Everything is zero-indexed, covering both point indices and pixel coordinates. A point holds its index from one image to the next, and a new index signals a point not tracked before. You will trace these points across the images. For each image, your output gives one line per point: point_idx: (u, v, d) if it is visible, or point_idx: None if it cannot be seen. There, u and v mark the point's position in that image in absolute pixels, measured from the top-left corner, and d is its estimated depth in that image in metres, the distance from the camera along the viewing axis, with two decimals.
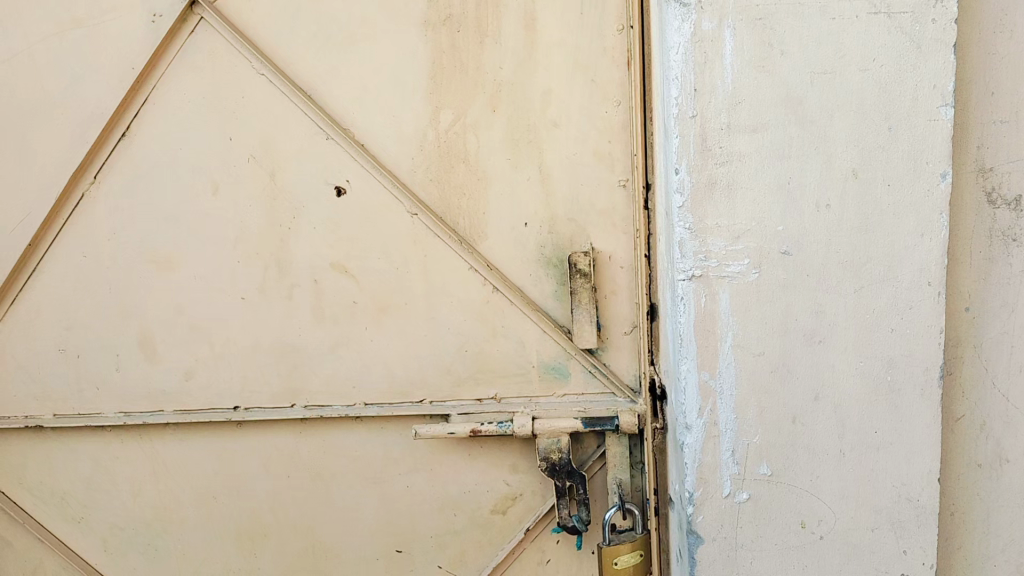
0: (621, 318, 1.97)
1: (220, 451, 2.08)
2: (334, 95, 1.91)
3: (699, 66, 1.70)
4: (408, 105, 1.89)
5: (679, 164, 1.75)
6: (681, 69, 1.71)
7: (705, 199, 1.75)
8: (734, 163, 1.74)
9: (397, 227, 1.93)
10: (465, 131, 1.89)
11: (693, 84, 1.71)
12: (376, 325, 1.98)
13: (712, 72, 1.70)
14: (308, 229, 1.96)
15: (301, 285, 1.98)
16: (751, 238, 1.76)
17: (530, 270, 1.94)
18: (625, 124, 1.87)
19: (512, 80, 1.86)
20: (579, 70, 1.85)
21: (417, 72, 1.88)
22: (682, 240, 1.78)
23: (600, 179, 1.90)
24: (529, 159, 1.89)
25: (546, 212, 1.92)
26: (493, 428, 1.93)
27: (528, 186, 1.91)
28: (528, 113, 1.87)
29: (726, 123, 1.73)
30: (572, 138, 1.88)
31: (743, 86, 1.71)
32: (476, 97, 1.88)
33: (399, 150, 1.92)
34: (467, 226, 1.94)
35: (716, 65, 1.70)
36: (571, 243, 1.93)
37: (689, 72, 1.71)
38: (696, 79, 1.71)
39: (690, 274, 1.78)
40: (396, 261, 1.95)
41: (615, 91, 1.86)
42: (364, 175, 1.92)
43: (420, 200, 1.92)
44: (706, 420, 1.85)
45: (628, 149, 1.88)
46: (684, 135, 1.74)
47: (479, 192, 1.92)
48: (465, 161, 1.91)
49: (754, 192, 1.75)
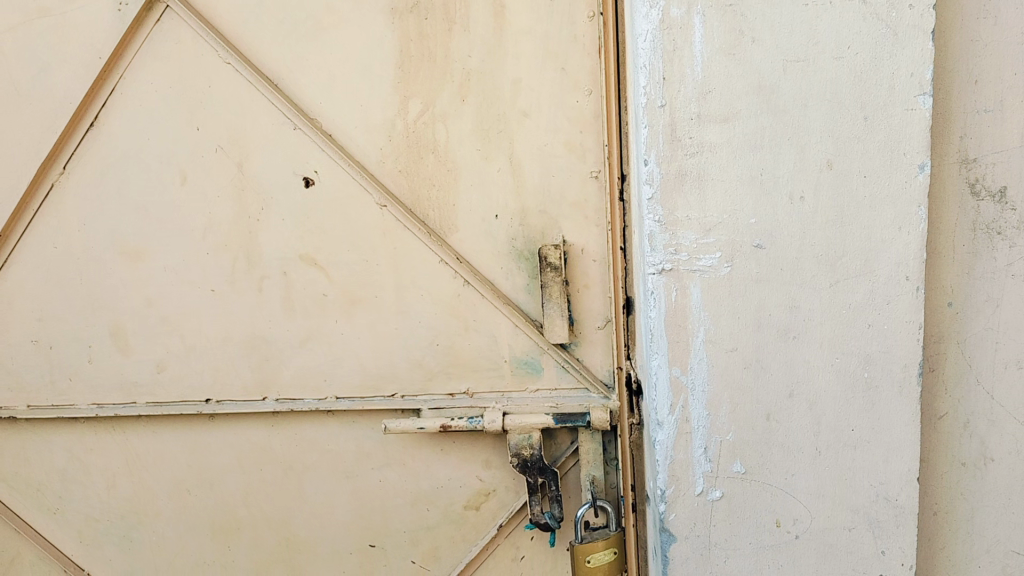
0: (595, 312, 1.92)
1: (192, 443, 2.07)
2: (302, 85, 1.88)
3: (667, 55, 1.66)
4: (376, 94, 1.86)
5: (649, 155, 1.71)
6: (650, 57, 1.67)
7: (675, 190, 1.71)
8: (704, 154, 1.69)
9: (367, 218, 1.90)
10: (434, 121, 1.86)
11: (662, 73, 1.67)
12: (346, 317, 1.96)
13: (681, 60, 1.66)
14: (278, 220, 1.93)
15: (271, 277, 1.96)
16: (723, 230, 1.72)
17: (501, 263, 1.91)
18: (597, 114, 1.83)
19: (481, 69, 1.83)
20: (550, 58, 1.81)
21: (385, 62, 1.85)
22: (652, 233, 1.74)
23: (572, 170, 1.86)
24: (499, 149, 1.85)
25: (517, 204, 1.88)
26: (463, 423, 1.90)
27: (499, 177, 1.87)
28: (497, 102, 1.84)
29: (696, 113, 1.68)
30: (542, 128, 1.84)
31: (713, 74, 1.66)
32: (444, 86, 1.84)
33: (368, 140, 1.89)
34: (438, 218, 1.90)
35: (684, 53, 1.66)
36: (543, 236, 1.89)
37: (657, 60, 1.67)
38: (664, 67, 1.67)
39: (660, 268, 1.74)
40: (366, 253, 1.92)
41: (586, 80, 1.81)
42: (333, 165, 1.89)
43: (389, 191, 1.90)
44: (678, 417, 1.80)
45: (600, 139, 1.83)
46: (653, 125, 1.69)
47: (449, 183, 1.88)
48: (434, 151, 1.87)
49: (725, 183, 1.70)
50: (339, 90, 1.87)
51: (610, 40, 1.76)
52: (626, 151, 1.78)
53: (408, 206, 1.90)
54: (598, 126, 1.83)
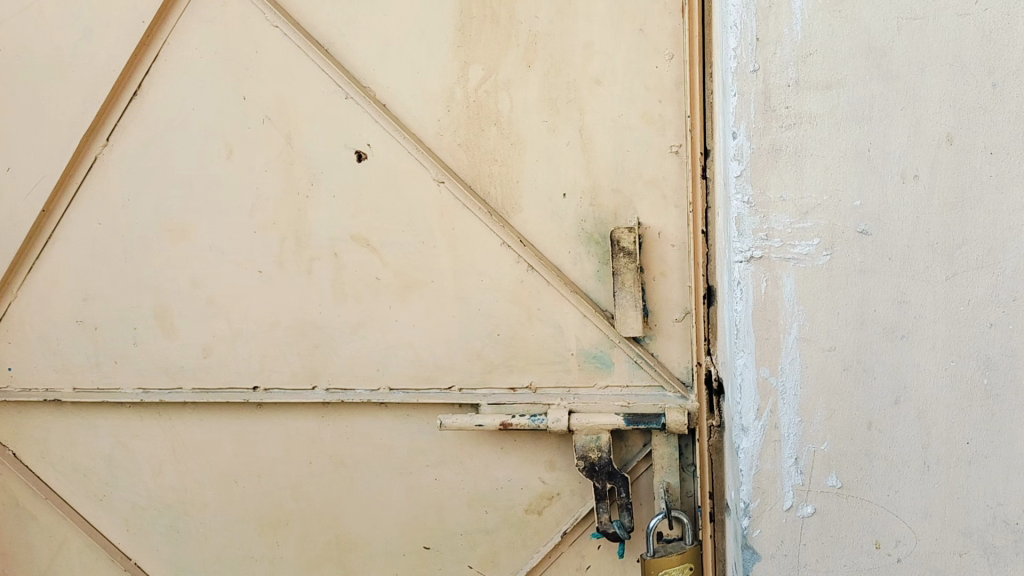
0: (673, 303, 1.73)
1: (239, 433, 1.95)
2: (355, 51, 1.73)
3: (762, 11, 1.45)
4: (434, 60, 1.70)
5: (738, 127, 1.50)
6: (742, 15, 1.46)
7: (768, 168, 1.50)
8: (803, 126, 1.48)
9: (422, 196, 1.74)
10: (498, 89, 1.68)
11: (755, 33, 1.46)
12: (401, 304, 1.81)
13: (778, 18, 1.45)
14: (328, 197, 1.78)
15: (321, 258, 1.82)
16: (822, 214, 1.51)
17: (569, 246, 1.73)
18: (678, 81, 1.62)
19: (549, 32, 1.64)
20: (626, 19, 1.62)
21: (444, 25, 1.68)
22: (740, 216, 1.53)
23: (650, 144, 1.66)
24: (568, 121, 1.67)
25: (588, 181, 1.69)
26: (525, 421, 1.74)
27: (567, 151, 1.68)
28: (567, 68, 1.65)
29: (794, 79, 1.47)
30: (617, 97, 1.65)
31: (815, 35, 1.45)
32: (508, 51, 1.66)
33: (424, 111, 1.72)
34: (500, 196, 1.73)
35: (782, 10, 1.45)
36: (616, 217, 1.70)
37: (750, 18, 1.46)
38: (758, 26, 1.46)
39: (748, 255, 1.54)
40: (422, 235, 1.76)
41: (666, 43, 1.61)
42: (387, 138, 1.73)
43: (448, 165, 1.73)
44: (766, 423, 1.60)
45: (681, 110, 1.63)
46: (744, 93, 1.49)
47: (512, 158, 1.70)
48: (496, 122, 1.69)
49: (827, 160, 1.49)
50: (394, 56, 1.71)
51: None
52: (712, 124, 1.58)
53: (467, 183, 1.73)
54: (679, 96, 1.63)
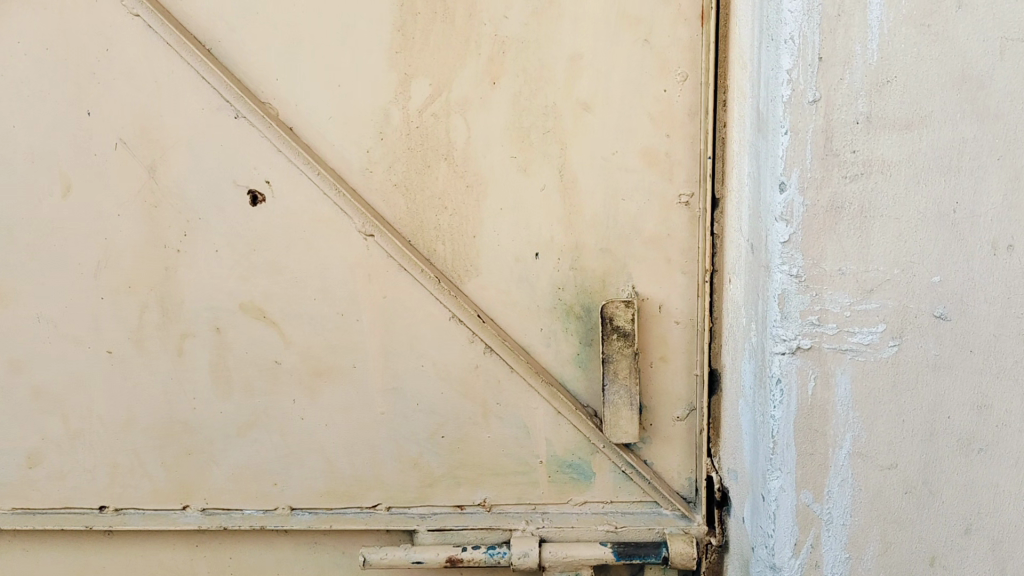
0: (675, 396, 1.33)
1: (78, 569, 1.43)
2: (247, 52, 1.23)
3: (828, 21, 1.03)
4: (362, 69, 1.22)
5: (787, 175, 1.10)
6: (799, 25, 1.04)
7: (823, 231, 1.11)
8: (874, 179, 1.09)
9: (342, 255, 1.27)
10: (450, 112, 1.23)
11: (818, 50, 1.04)
12: (308, 398, 1.33)
13: (848, 34, 1.04)
14: (208, 253, 1.28)
15: (196, 335, 1.32)
16: (891, 292, 1.13)
17: (541, 324, 1.30)
18: (693, 110, 1.22)
19: (521, 37, 1.21)
20: (627, 25, 1.20)
21: (378, 20, 1.21)
22: (785, 293, 1.13)
23: (652, 192, 1.25)
24: (545, 158, 1.24)
25: (569, 238, 1.27)
26: (480, 556, 1.29)
27: (542, 198, 1.26)
28: (545, 87, 1.22)
29: (865, 115, 1.07)
30: (611, 129, 1.23)
31: (895, 56, 1.05)
32: (466, 61, 1.21)
33: (348, 139, 1.25)
34: (449, 255, 1.28)
35: (853, 17, 1.03)
36: (604, 286, 1.29)
37: (812, 29, 1.04)
38: (822, 42, 1.04)
39: (793, 345, 1.15)
40: (342, 306, 1.29)
41: (679, 59, 1.21)
42: (292, 174, 1.24)
43: (377, 211, 1.27)
44: (805, 561, 1.22)
45: (696, 148, 1.23)
46: (797, 130, 1.08)
47: (467, 204, 1.26)
48: (446, 157, 1.25)
49: (899, 224, 1.11)
50: (306, 62, 1.23)
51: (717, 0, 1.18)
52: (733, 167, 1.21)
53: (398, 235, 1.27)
54: (693, 129, 1.23)
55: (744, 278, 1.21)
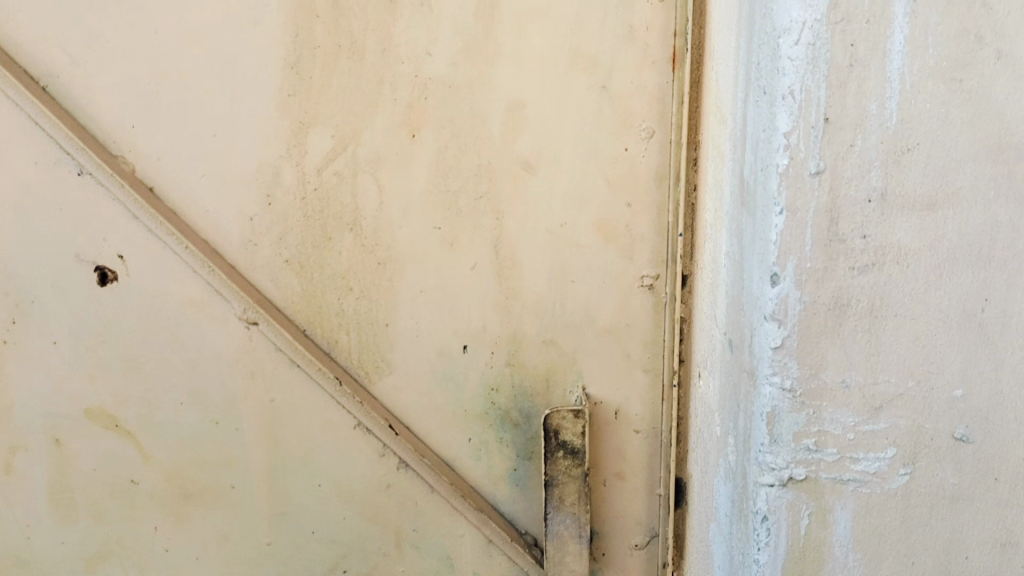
0: (634, 520, 1.08)
1: None
2: (94, 90, 0.95)
3: (837, 71, 0.72)
4: (248, 118, 0.96)
5: (781, 264, 0.76)
6: (801, 76, 0.72)
7: (823, 336, 0.77)
8: (888, 271, 0.76)
9: (217, 348, 1.00)
10: (358, 172, 0.97)
11: (825, 108, 0.72)
12: (173, 524, 1.06)
13: (864, 88, 0.72)
14: (44, 346, 1.01)
15: (30, 449, 1.04)
16: (902, 412, 0.79)
17: (469, 433, 1.05)
18: (658, 178, 0.97)
19: (449, 80, 0.95)
20: (581, 67, 0.95)
21: (266, 54, 0.94)
22: (773, 414, 0.79)
23: (608, 273, 1.01)
24: (477, 231, 1.00)
25: (505, 328, 1.02)
26: None
27: (472, 280, 1.01)
28: (477, 143, 0.97)
29: (880, 191, 0.74)
30: (558, 198, 0.98)
31: (923, 117, 0.73)
32: (377, 108, 0.96)
33: (224, 203, 0.98)
34: (356, 348, 1.02)
35: (874, 65, 0.71)
36: (548, 389, 1.04)
37: (818, 81, 0.72)
38: (830, 98, 0.72)
39: (784, 477, 0.81)
40: (214, 412, 1.03)
41: (644, 111, 0.96)
42: (153, 247, 0.97)
43: (259, 291, 1.00)
44: None
45: (661, 223, 0.99)
46: (796, 211, 0.75)
47: (379, 286, 1.01)
48: (351, 227, 0.99)
49: (918, 326, 0.77)
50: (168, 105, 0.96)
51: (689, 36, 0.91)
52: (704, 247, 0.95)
53: (285, 325, 1.00)
54: (658, 199, 0.98)
55: (719, 382, 0.92)
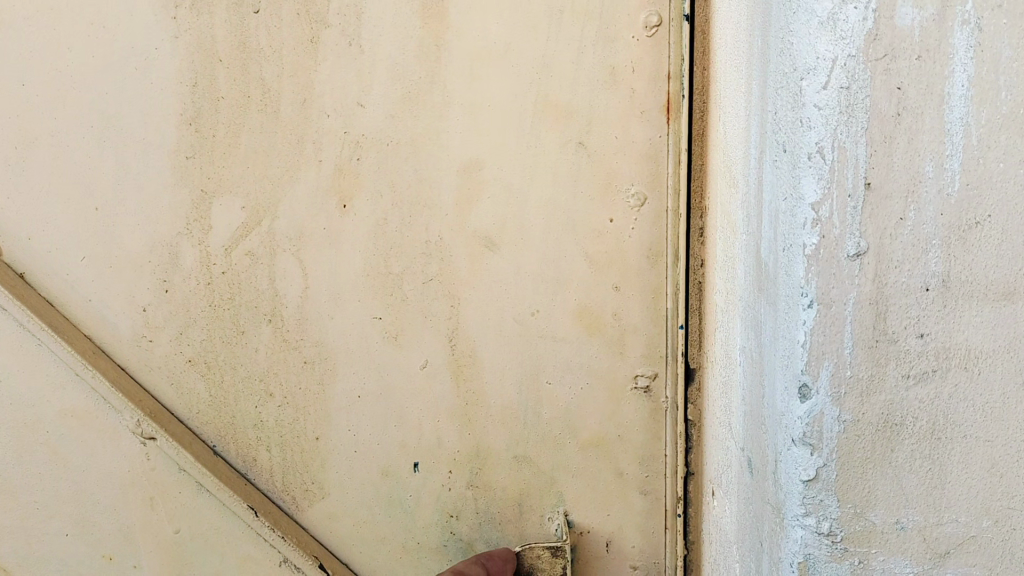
0: None
1: None
2: (7, 148, 0.91)
3: (883, 121, 0.57)
4: (162, 205, 0.92)
5: (812, 372, 0.60)
6: (832, 130, 0.57)
7: (872, 464, 0.61)
8: (955, 379, 0.61)
9: (111, 470, 0.92)
10: (276, 250, 0.92)
11: (868, 171, 0.57)
12: None
13: (915, 146, 0.57)
14: None
15: None
16: (977, 556, 0.63)
17: (430, 555, 0.96)
18: (650, 252, 0.88)
19: (383, 137, 0.89)
20: (552, 117, 0.87)
21: (185, 109, 0.90)
22: (809, 561, 0.63)
23: (591, 372, 0.91)
24: (425, 318, 0.92)
25: (465, 442, 0.93)
26: None
27: (423, 381, 0.93)
28: (423, 215, 0.90)
29: (940, 276, 0.59)
30: (528, 281, 0.90)
31: (993, 182, 0.58)
32: (313, 168, 0.90)
33: (116, 291, 0.93)
34: (277, 463, 0.95)
35: (920, 121, 0.57)
36: (518, 510, 0.94)
37: (854, 136, 0.57)
38: (870, 159, 0.57)
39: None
40: (109, 543, 0.94)
41: (630, 173, 0.87)
42: (28, 347, 0.89)
43: (156, 399, 0.95)
44: None
45: (658, 312, 0.88)
46: (830, 304, 0.59)
47: (308, 390, 0.94)
48: (269, 318, 0.93)
49: (994, 450, 0.62)
50: (94, 174, 0.92)
51: (699, 86, 0.83)
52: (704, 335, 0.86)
53: (188, 441, 0.93)
54: (651, 280, 0.88)
55: (736, 505, 0.74)
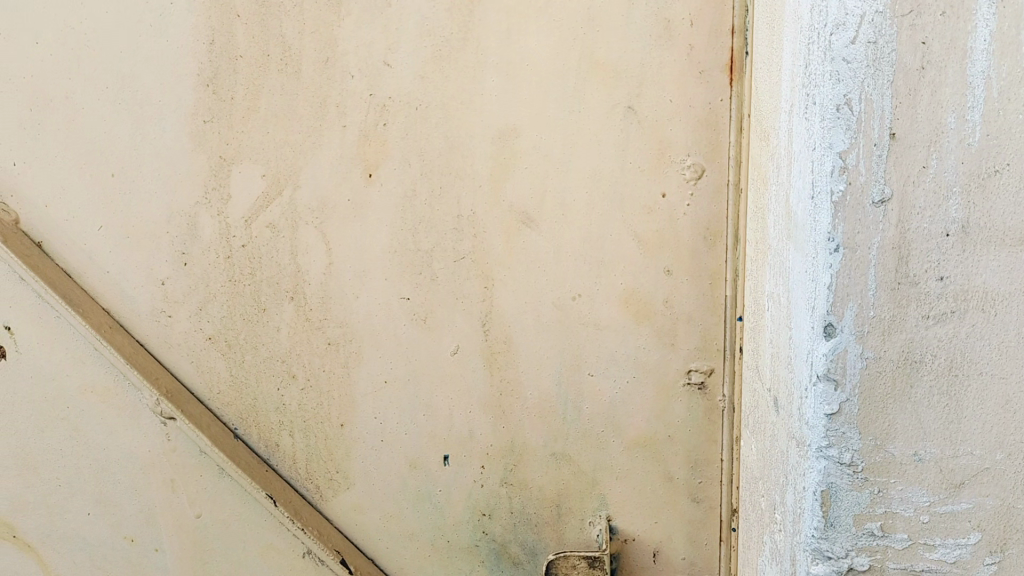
0: None
1: None
2: (20, 108, 0.92)
3: (907, 75, 0.60)
4: (181, 171, 0.92)
5: (836, 312, 0.63)
6: (859, 82, 0.60)
7: (892, 398, 0.64)
8: (971, 320, 0.63)
9: (134, 449, 0.93)
10: (297, 222, 0.92)
11: (892, 120, 0.60)
12: None
13: (938, 99, 0.60)
14: None
15: None
16: (992, 487, 0.66)
17: (462, 551, 0.97)
18: (706, 235, 0.88)
19: (413, 100, 0.89)
20: (600, 78, 0.87)
21: (203, 68, 0.90)
22: (831, 490, 0.66)
23: (639, 365, 0.91)
24: (459, 295, 0.92)
25: (498, 434, 0.94)
26: None
27: (454, 367, 0.94)
28: (454, 185, 0.91)
29: (960, 222, 0.62)
30: (569, 264, 0.90)
31: (1011, 133, 0.61)
32: (339, 133, 0.91)
33: (133, 262, 0.94)
34: (303, 449, 0.97)
35: (943, 76, 0.60)
36: (558, 512, 0.95)
37: (880, 88, 0.60)
38: (896, 111, 0.60)
39: (843, 567, 0.67)
40: (132, 526, 0.95)
41: (681, 144, 0.87)
42: (47, 321, 0.90)
43: (182, 380, 0.96)
44: None
45: (716, 301, 0.89)
46: (856, 248, 0.62)
47: (331, 373, 0.95)
48: (290, 295, 0.94)
49: (1008, 387, 0.64)
50: (111, 139, 0.92)
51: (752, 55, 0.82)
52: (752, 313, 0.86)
53: (206, 425, 0.94)
54: (706, 264, 0.89)
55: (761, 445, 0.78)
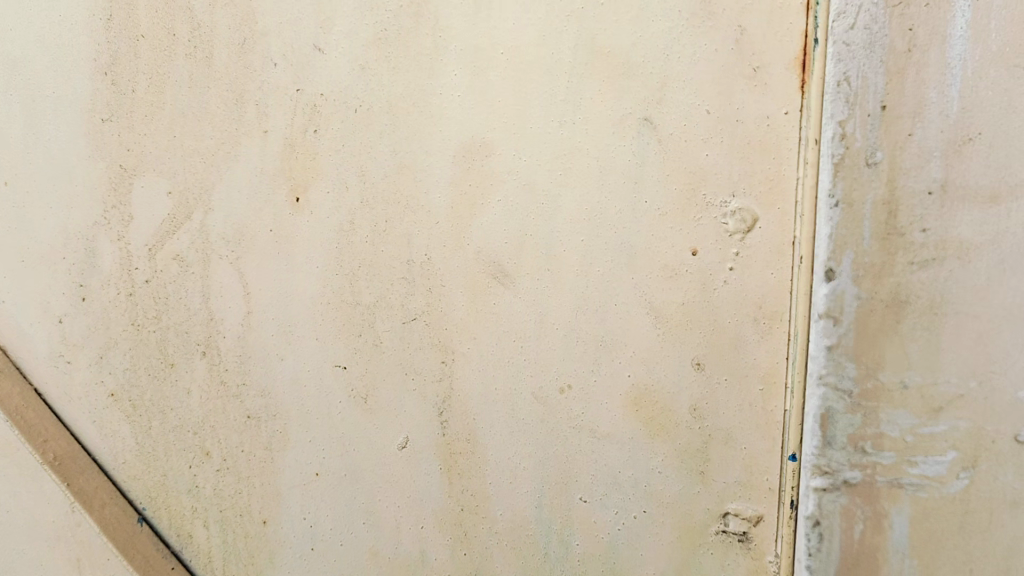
0: None
1: None
2: None
3: (896, 58, 0.62)
4: (74, 171, 0.82)
5: (835, 258, 0.65)
6: (857, 62, 0.63)
7: (882, 332, 0.64)
8: (949, 265, 0.62)
9: (38, 515, 0.83)
10: (211, 253, 0.81)
11: (885, 93, 0.62)
12: None
13: (921, 77, 0.62)
14: None
15: None
16: (967, 411, 0.62)
17: None
18: (761, 317, 0.73)
19: (347, 98, 0.79)
20: (603, 67, 0.75)
21: (100, 50, 0.81)
22: (827, 412, 0.66)
23: (649, 498, 0.77)
24: (409, 366, 0.80)
25: (458, 563, 0.80)
26: None
27: (401, 466, 0.81)
28: (401, 218, 0.79)
29: (941, 182, 0.61)
30: (553, 340, 0.77)
31: (985, 107, 0.60)
32: (261, 142, 0.80)
33: (31, 295, 0.84)
34: (218, 547, 0.84)
35: (927, 59, 0.61)
36: None
37: (874, 68, 0.63)
38: (888, 87, 0.62)
39: (835, 483, 0.66)
40: None
41: (714, 182, 0.74)
42: None
43: (81, 441, 0.84)
44: None
45: (771, 419, 0.73)
46: (852, 206, 0.64)
47: (250, 458, 0.82)
48: (203, 349, 0.82)
49: (983, 317, 0.61)
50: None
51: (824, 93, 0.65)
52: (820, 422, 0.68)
53: (106, 504, 0.83)
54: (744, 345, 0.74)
55: None
